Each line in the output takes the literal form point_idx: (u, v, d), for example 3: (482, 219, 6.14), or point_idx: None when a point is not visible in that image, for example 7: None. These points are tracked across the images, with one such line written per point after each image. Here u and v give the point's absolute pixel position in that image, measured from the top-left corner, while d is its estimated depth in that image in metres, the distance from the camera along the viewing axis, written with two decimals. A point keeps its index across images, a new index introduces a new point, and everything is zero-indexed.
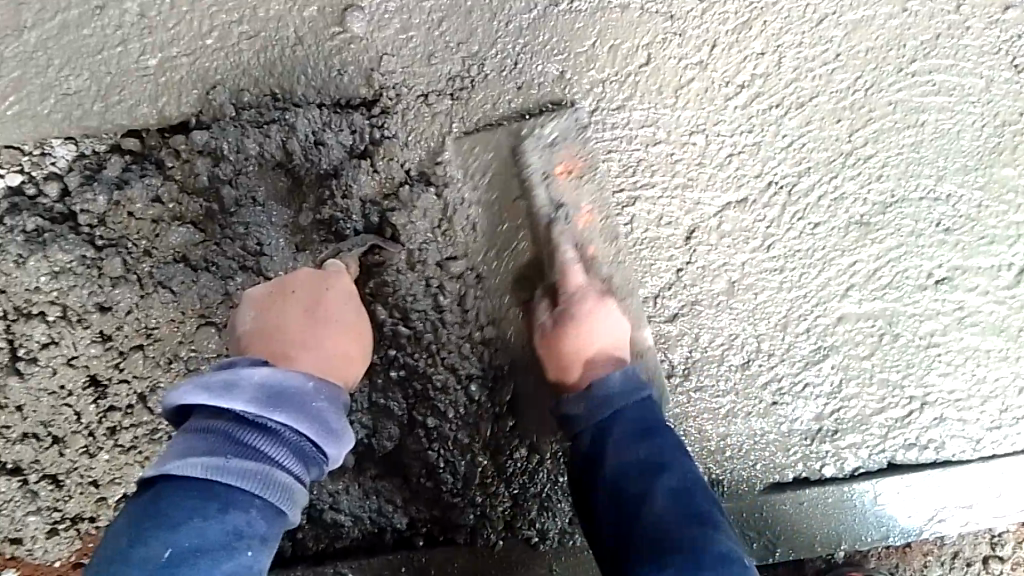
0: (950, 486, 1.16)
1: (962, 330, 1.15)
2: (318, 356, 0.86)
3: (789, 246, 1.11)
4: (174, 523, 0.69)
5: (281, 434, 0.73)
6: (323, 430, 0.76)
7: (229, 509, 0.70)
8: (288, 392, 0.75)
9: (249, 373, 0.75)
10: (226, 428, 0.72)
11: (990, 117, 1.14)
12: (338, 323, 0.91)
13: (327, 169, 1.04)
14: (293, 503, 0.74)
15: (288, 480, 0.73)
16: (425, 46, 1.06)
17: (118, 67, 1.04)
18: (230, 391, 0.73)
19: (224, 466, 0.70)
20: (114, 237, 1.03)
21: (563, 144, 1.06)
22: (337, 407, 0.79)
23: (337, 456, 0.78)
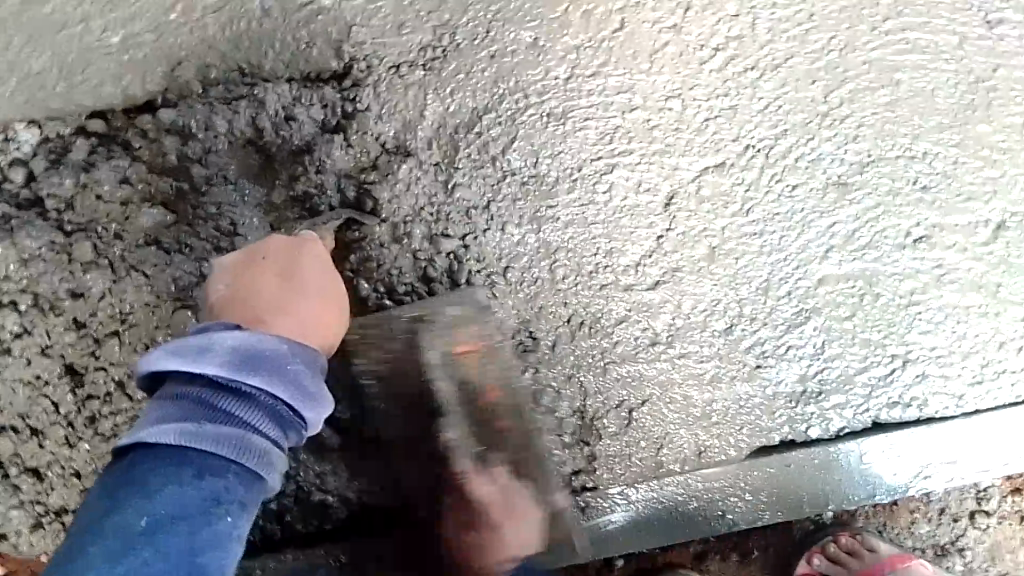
0: (935, 443, 1.18)
1: (942, 288, 1.15)
2: (297, 323, 0.84)
3: (769, 210, 1.11)
4: (150, 490, 0.67)
5: (257, 397, 0.72)
6: (300, 393, 0.74)
7: (206, 475, 0.68)
8: (262, 355, 0.74)
9: (221, 338, 0.74)
10: (200, 393, 0.70)
11: (964, 74, 1.14)
12: (313, 286, 0.88)
13: (299, 145, 1.02)
14: (272, 467, 0.72)
15: (267, 443, 0.71)
16: (395, 16, 1.04)
17: (81, 45, 1.00)
18: (203, 356, 0.71)
19: (200, 431, 0.68)
20: (83, 221, 1.01)
21: (467, 335, 1.01)
22: (314, 370, 0.78)
23: (316, 421, 0.77)
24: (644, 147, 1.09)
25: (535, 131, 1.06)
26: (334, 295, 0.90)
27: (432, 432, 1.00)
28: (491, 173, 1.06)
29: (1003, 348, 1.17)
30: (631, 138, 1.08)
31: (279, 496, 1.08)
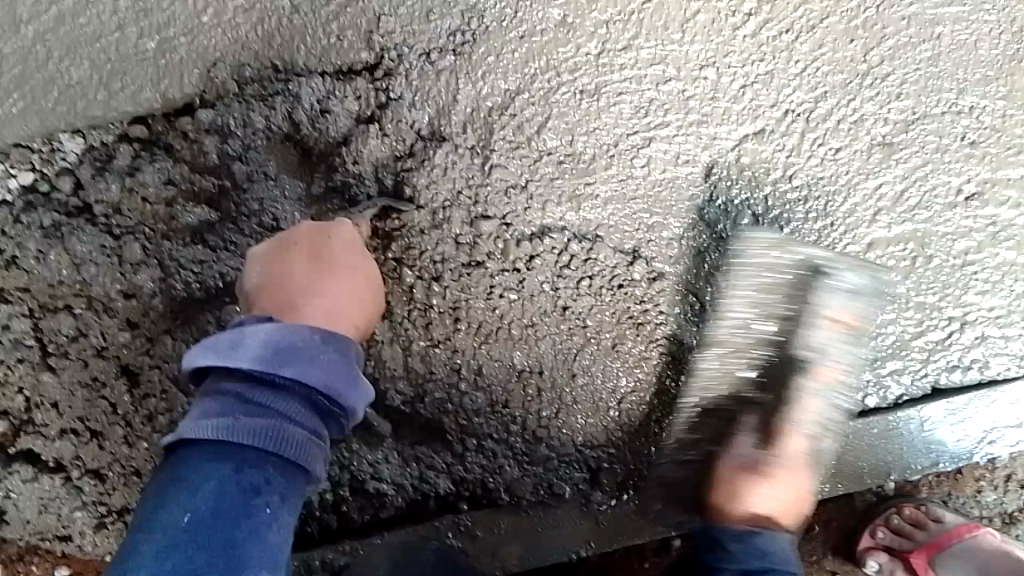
0: (1000, 406, 1.14)
1: (997, 246, 1.12)
2: (323, 309, 0.87)
3: (813, 175, 1.09)
4: (193, 486, 0.70)
5: (291, 389, 0.74)
6: (334, 382, 0.76)
7: (245, 468, 0.71)
8: (293, 347, 0.75)
9: (255, 332, 0.76)
10: (237, 388, 0.73)
11: (1006, 24, 1.11)
12: (340, 275, 0.91)
13: (336, 137, 1.03)
14: (311, 456, 0.74)
15: (303, 434, 0.73)
16: (422, 3, 1.04)
17: (118, 53, 1.03)
18: (238, 352, 0.74)
19: (237, 427, 0.71)
20: (130, 223, 1.02)
21: (614, 265, 1.07)
22: (348, 358, 0.79)
23: (354, 409, 0.79)
24: (680, 120, 1.07)
25: (569, 109, 1.06)
26: (364, 283, 0.94)
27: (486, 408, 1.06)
28: (527, 154, 1.05)
29: None
30: (669, 111, 1.07)
31: (335, 487, 1.08)
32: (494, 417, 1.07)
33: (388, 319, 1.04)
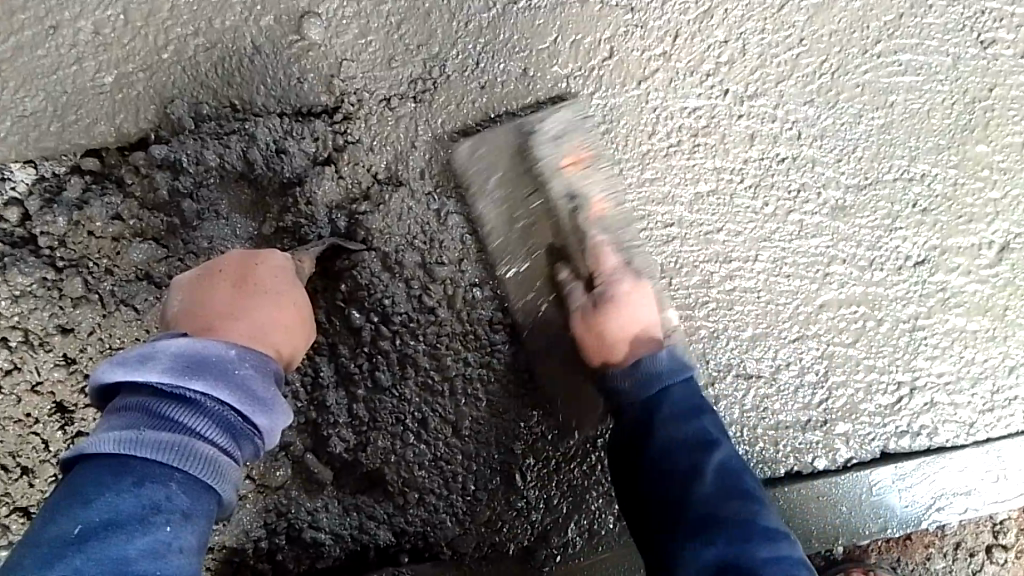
0: (949, 472, 1.13)
1: (947, 312, 1.13)
2: (254, 324, 0.84)
3: (762, 236, 1.10)
4: (87, 497, 0.66)
5: (202, 403, 0.71)
6: (248, 398, 0.73)
7: (145, 483, 0.67)
8: (208, 361, 0.73)
9: (166, 345, 0.73)
10: (143, 401, 0.70)
11: (960, 94, 1.13)
12: (271, 295, 0.89)
13: (290, 177, 1.03)
14: (220, 475, 0.70)
15: (212, 451, 0.69)
16: (385, 50, 1.05)
17: (74, 86, 1.02)
18: (146, 364, 0.71)
19: (139, 439, 0.67)
20: (74, 257, 1.01)
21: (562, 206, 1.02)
22: (264, 377, 0.76)
23: (270, 429, 0.75)
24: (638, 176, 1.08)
25: None
26: (294, 310, 0.90)
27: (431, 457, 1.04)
28: (484, 203, 1.04)
29: (1013, 373, 1.14)
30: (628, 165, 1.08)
31: (272, 534, 1.06)
32: (437, 472, 1.05)
33: (335, 362, 1.04)
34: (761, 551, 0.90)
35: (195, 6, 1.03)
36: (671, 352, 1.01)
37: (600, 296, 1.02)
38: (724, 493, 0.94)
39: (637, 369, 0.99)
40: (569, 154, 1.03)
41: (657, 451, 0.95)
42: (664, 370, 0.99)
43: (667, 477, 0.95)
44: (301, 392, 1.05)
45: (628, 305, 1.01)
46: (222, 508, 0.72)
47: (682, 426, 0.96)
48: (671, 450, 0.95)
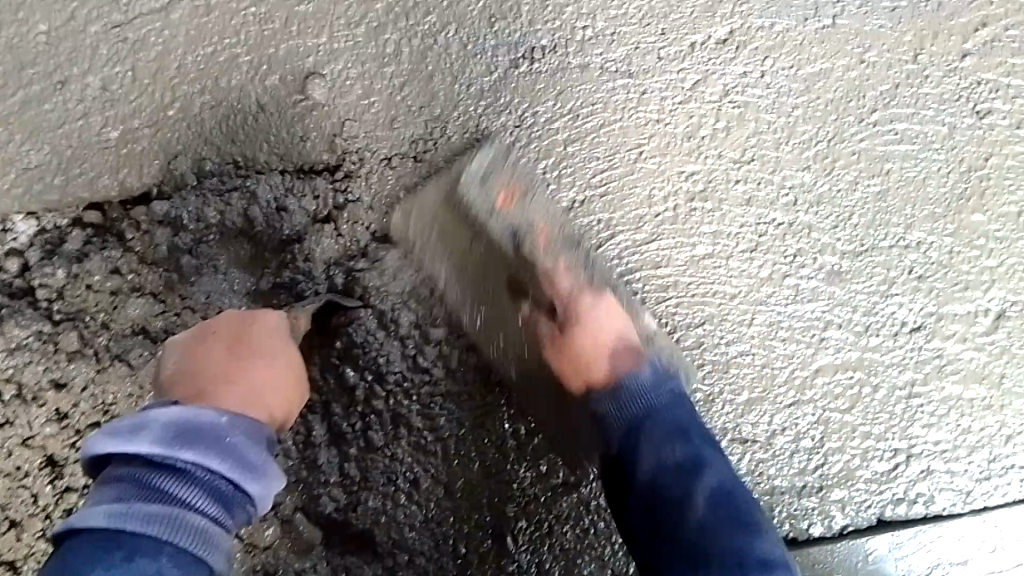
0: (945, 541, 1.12)
1: (943, 379, 1.12)
2: (244, 388, 0.83)
3: (758, 299, 1.10)
4: (75, 573, 0.65)
5: (192, 473, 0.70)
6: (239, 466, 0.72)
7: (135, 557, 0.66)
8: (199, 428, 0.73)
9: (157, 414, 0.73)
10: (134, 471, 0.70)
11: (956, 162, 1.14)
12: (262, 358, 0.88)
13: (290, 235, 1.03)
14: (211, 546, 0.69)
15: (203, 522, 0.69)
16: (387, 111, 1.07)
17: (80, 140, 1.04)
18: (137, 434, 0.71)
19: (129, 513, 0.67)
20: (72, 310, 1.01)
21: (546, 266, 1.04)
22: (257, 442, 0.76)
23: (263, 495, 0.75)
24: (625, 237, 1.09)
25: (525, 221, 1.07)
26: (285, 372, 0.89)
27: (422, 519, 1.04)
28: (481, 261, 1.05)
29: (1010, 442, 1.13)
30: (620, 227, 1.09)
31: None
32: (428, 534, 1.04)
33: (328, 420, 1.04)
34: None
35: (202, 65, 1.06)
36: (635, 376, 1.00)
37: (559, 326, 1.03)
38: (714, 516, 0.91)
39: (618, 390, 0.99)
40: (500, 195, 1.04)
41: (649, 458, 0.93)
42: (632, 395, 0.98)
43: (659, 494, 0.92)
44: (293, 449, 1.04)
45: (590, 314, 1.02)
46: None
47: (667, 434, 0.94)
48: (662, 451, 0.93)
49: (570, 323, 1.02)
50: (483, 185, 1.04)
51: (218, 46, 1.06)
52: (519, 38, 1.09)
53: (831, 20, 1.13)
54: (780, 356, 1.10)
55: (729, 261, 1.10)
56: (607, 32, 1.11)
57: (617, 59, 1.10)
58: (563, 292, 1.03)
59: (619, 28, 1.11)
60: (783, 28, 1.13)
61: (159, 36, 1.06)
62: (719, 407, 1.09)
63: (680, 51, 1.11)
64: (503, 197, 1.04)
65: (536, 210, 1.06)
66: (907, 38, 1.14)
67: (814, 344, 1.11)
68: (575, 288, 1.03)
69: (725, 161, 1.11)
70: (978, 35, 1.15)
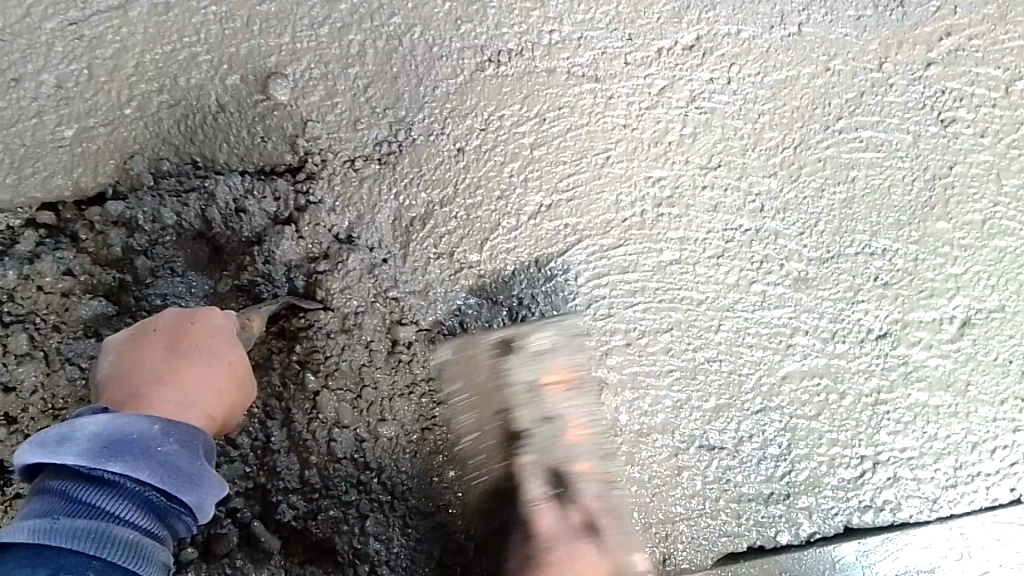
0: (913, 548, 1.11)
1: (909, 387, 1.12)
2: (181, 396, 0.81)
3: (725, 306, 1.10)
4: None
5: (121, 485, 0.68)
6: (171, 477, 0.70)
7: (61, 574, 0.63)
8: (130, 439, 0.70)
9: (85, 423, 0.70)
10: (60, 485, 0.67)
11: (920, 171, 1.14)
12: (203, 357, 0.84)
13: (249, 237, 1.02)
14: (142, 561, 0.66)
15: (133, 536, 0.66)
16: (350, 112, 1.05)
17: (34, 139, 1.02)
18: (62, 446, 0.68)
19: (54, 528, 0.64)
20: (22, 312, 0.98)
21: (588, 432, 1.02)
22: (190, 453, 0.73)
23: (198, 507, 0.72)
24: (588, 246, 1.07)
25: (490, 225, 1.06)
26: (231, 371, 0.86)
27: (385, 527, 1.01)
28: (445, 265, 1.04)
29: (976, 449, 1.13)
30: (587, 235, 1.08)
31: None
32: (390, 542, 1.01)
33: (287, 427, 1.00)
34: None
35: (160, 64, 1.04)
36: None
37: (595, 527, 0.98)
38: None
39: None
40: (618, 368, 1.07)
41: None
42: None
43: None
44: (252, 456, 1.00)
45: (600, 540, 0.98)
46: None
47: None
48: None
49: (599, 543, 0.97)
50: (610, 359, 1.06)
51: (176, 45, 1.04)
52: (485, 41, 1.08)
53: (797, 27, 1.14)
54: (747, 363, 1.09)
55: (697, 264, 1.09)
56: (573, 37, 1.10)
57: (584, 63, 1.10)
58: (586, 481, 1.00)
59: (586, 32, 1.10)
60: (750, 35, 1.13)
61: (116, 34, 1.04)
62: (688, 412, 1.08)
63: (646, 57, 1.11)
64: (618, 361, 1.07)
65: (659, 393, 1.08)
66: (872, 47, 1.15)
67: (780, 353, 1.10)
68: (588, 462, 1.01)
69: (692, 168, 1.10)
70: (942, 44, 1.16)
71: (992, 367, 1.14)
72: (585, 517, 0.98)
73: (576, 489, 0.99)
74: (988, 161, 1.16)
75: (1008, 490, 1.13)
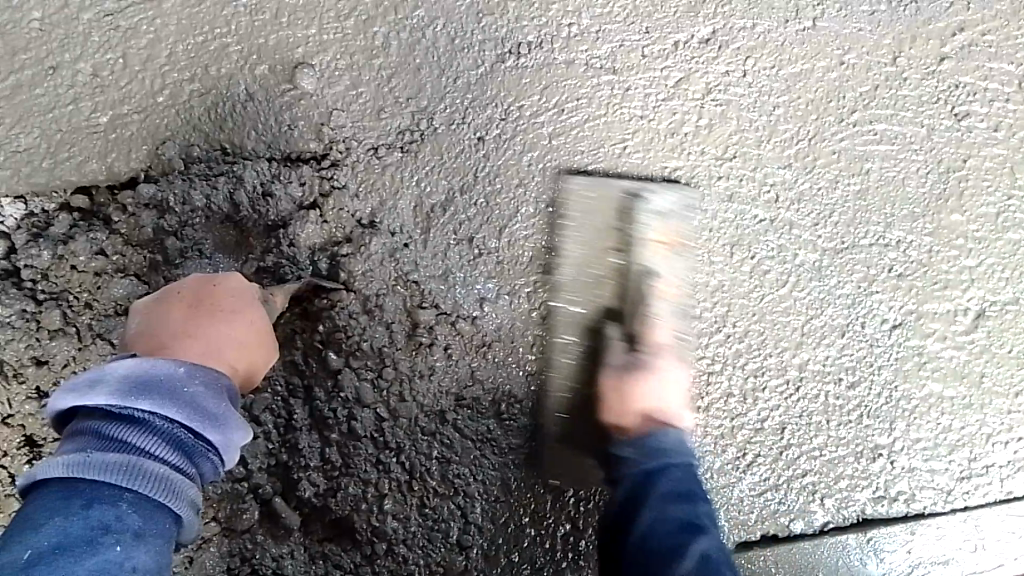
0: (926, 539, 1.11)
1: (923, 376, 1.13)
2: (206, 345, 0.82)
3: (740, 294, 1.11)
4: (36, 525, 0.65)
5: (149, 422, 0.70)
6: (197, 414, 0.72)
7: (95, 505, 0.66)
8: (157, 380, 0.72)
9: (113, 367, 0.73)
10: (93, 425, 0.70)
11: (934, 163, 1.16)
12: (224, 313, 0.87)
13: (275, 220, 1.04)
14: (173, 493, 0.69)
15: (162, 469, 0.68)
16: (375, 101, 1.08)
17: (69, 125, 1.06)
18: (93, 387, 0.70)
19: (88, 462, 0.67)
20: (56, 290, 1.02)
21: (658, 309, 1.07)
22: (215, 395, 0.75)
23: (226, 444, 0.74)
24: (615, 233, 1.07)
25: (508, 213, 1.08)
26: (250, 329, 0.88)
27: (403, 506, 1.03)
28: (463, 251, 1.07)
29: (990, 441, 1.14)
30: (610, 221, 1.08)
31: None
32: (407, 521, 1.03)
33: (309, 406, 1.04)
34: (673, 507, 0.94)
35: (192, 54, 1.07)
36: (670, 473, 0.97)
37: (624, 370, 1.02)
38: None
39: (644, 449, 0.99)
40: (665, 235, 1.09)
41: (649, 453, 0.98)
42: (676, 500, 0.95)
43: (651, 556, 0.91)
44: (274, 432, 1.04)
45: (642, 380, 1.01)
46: (181, 526, 0.71)
47: (677, 517, 0.93)
48: (660, 452, 0.98)
49: (636, 367, 1.02)
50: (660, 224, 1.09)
51: (208, 36, 1.08)
52: (506, 34, 1.11)
53: (811, 22, 1.16)
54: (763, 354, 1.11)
55: (685, 226, 1.10)
56: (592, 30, 1.13)
57: (602, 55, 1.12)
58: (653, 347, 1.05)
59: (604, 25, 1.13)
60: (765, 29, 1.15)
61: (150, 25, 1.08)
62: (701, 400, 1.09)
63: (663, 49, 1.13)
64: (661, 234, 1.09)
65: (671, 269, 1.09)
66: (886, 41, 1.16)
67: (797, 345, 1.11)
68: (627, 362, 1.02)
69: (707, 159, 1.12)
70: (955, 39, 1.18)
71: (1006, 359, 1.15)
72: (655, 355, 1.04)
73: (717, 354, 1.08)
74: (1002, 155, 1.17)
75: (1023, 483, 1.14)
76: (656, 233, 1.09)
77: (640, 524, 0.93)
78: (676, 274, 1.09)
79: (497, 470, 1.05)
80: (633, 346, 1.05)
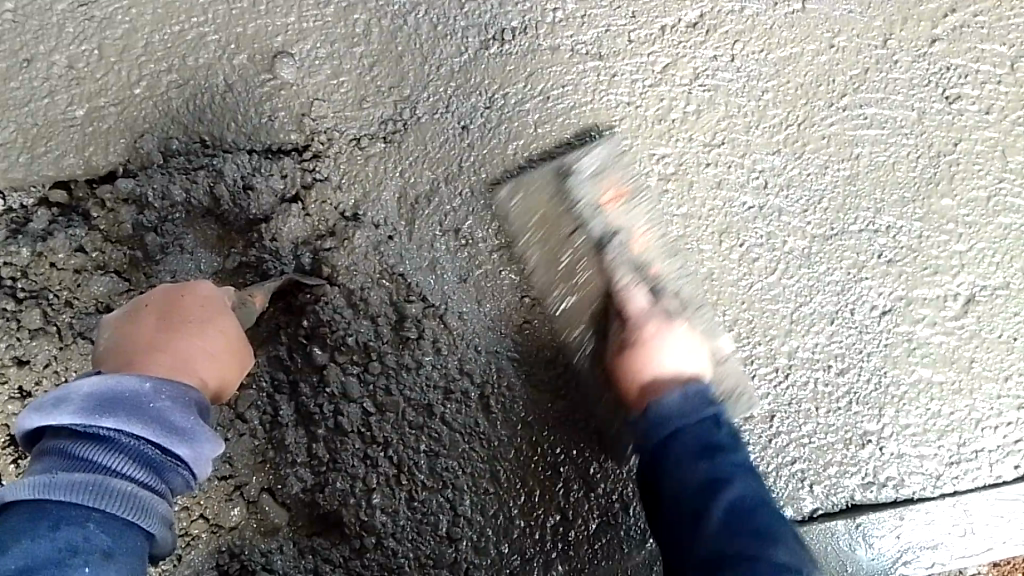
0: (915, 525, 1.12)
1: (912, 363, 1.12)
2: (181, 357, 0.82)
3: (728, 281, 1.10)
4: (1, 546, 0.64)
5: (116, 440, 0.69)
6: (164, 429, 0.71)
7: (61, 527, 0.66)
8: (123, 396, 0.71)
9: (80, 384, 0.72)
10: (59, 444, 0.69)
11: (925, 147, 1.14)
12: (198, 324, 0.86)
13: (257, 214, 1.03)
14: (140, 510, 0.68)
15: (129, 487, 0.68)
16: (356, 91, 1.06)
17: (45, 118, 1.03)
18: (59, 406, 0.70)
19: (53, 483, 0.67)
20: (35, 288, 1.01)
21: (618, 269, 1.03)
22: (184, 408, 0.74)
23: (195, 459, 0.73)
24: (625, 195, 1.05)
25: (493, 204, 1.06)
26: (225, 339, 0.87)
27: (391, 500, 1.03)
28: (448, 244, 1.05)
29: (979, 426, 1.13)
30: (618, 183, 1.06)
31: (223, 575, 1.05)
32: (395, 515, 1.03)
33: (293, 402, 1.05)
34: (702, 448, 0.93)
35: (169, 44, 1.05)
36: (697, 392, 0.98)
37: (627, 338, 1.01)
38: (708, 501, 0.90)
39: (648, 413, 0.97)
40: (607, 191, 1.04)
41: (657, 414, 0.97)
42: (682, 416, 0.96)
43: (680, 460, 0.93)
44: (260, 429, 1.06)
45: (649, 347, 0.99)
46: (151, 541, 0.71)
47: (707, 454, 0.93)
48: (669, 416, 0.96)
49: (631, 343, 1.00)
50: (590, 179, 1.04)
51: (185, 25, 1.05)
52: (490, 20, 1.09)
53: (801, 4, 1.14)
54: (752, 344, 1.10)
55: (547, 186, 1.04)
56: (577, 14, 1.11)
57: (588, 41, 1.10)
58: (635, 315, 1.01)
59: (590, 10, 1.11)
60: (754, 12, 1.13)
61: (125, 15, 1.05)
62: None
63: (650, 35, 1.11)
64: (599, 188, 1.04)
65: (643, 214, 1.06)
66: (876, 23, 1.15)
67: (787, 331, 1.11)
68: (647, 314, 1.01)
69: (695, 146, 1.11)
70: (947, 20, 1.16)
71: (996, 345, 1.14)
72: (643, 321, 1.01)
73: (630, 298, 1.02)
74: (994, 138, 1.16)
75: (1012, 467, 1.14)
76: (603, 191, 1.04)
77: (660, 409, 0.97)
78: (643, 220, 1.06)
79: (484, 464, 1.04)
80: (658, 307, 1.03)
